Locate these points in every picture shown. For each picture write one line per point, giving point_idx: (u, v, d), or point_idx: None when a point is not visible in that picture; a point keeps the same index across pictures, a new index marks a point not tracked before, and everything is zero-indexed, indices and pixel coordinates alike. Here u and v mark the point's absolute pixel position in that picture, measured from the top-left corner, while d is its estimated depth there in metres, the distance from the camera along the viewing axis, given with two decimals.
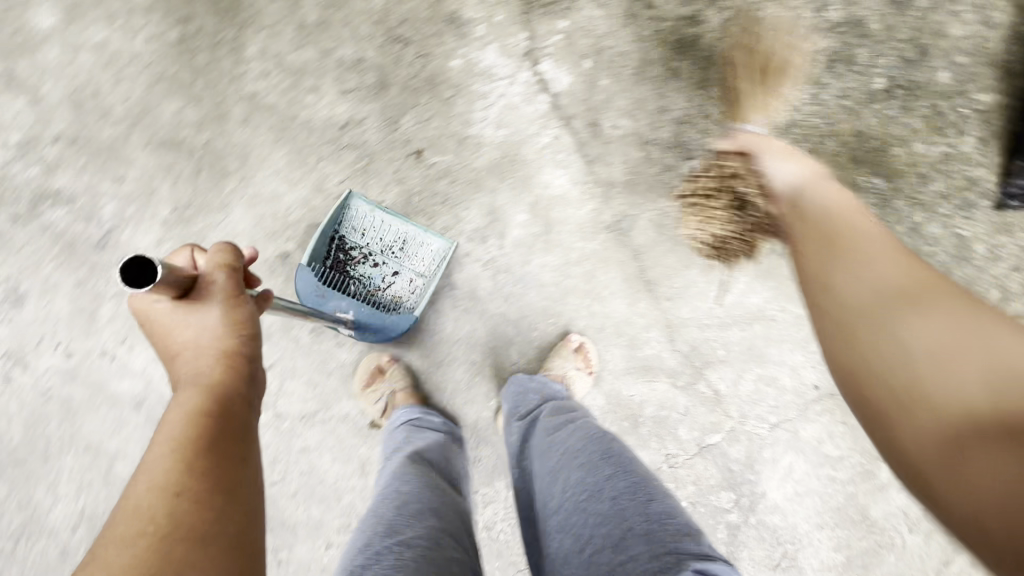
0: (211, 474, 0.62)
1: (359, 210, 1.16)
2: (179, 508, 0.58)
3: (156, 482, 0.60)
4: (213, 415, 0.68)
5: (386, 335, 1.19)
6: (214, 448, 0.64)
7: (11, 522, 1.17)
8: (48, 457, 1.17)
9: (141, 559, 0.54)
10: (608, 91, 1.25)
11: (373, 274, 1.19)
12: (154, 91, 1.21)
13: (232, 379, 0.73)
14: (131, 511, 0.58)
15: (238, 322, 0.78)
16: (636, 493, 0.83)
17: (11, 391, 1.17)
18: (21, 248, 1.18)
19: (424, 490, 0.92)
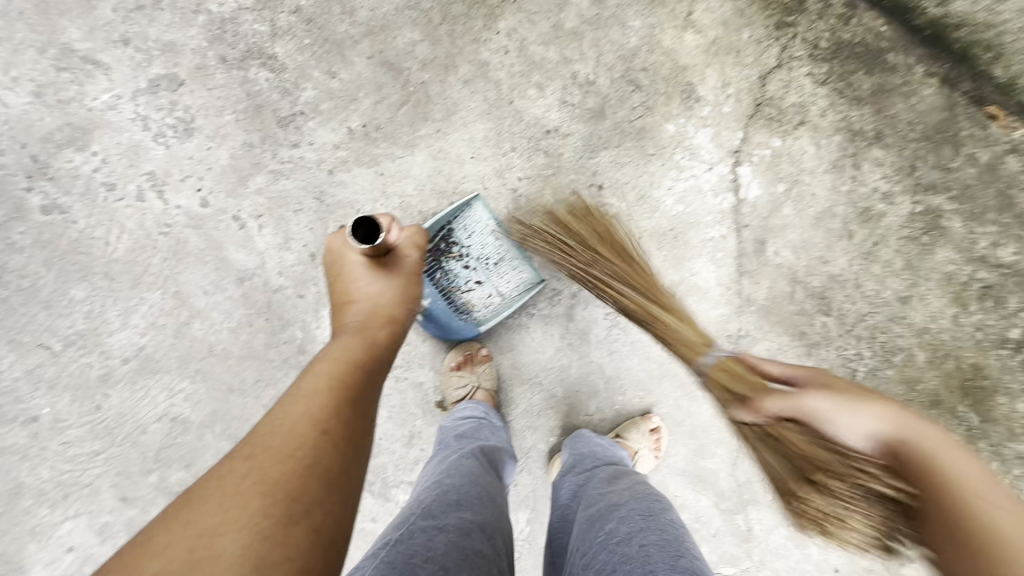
0: (353, 425, 0.61)
1: (478, 213, 1.15)
2: (321, 447, 0.56)
3: (310, 412, 0.59)
4: (369, 367, 0.67)
5: (443, 333, 1.21)
6: (363, 401, 0.63)
7: (69, 324, 1.16)
8: (137, 283, 1.17)
9: (282, 478, 0.53)
10: (784, 220, 1.31)
11: (461, 275, 1.19)
12: (401, 15, 1.24)
13: (387, 341, 0.73)
14: (284, 428, 0.57)
15: (408, 299, 0.80)
16: (665, 545, 0.71)
17: (137, 209, 1.17)
18: (213, 89, 1.20)
19: (476, 476, 0.87)
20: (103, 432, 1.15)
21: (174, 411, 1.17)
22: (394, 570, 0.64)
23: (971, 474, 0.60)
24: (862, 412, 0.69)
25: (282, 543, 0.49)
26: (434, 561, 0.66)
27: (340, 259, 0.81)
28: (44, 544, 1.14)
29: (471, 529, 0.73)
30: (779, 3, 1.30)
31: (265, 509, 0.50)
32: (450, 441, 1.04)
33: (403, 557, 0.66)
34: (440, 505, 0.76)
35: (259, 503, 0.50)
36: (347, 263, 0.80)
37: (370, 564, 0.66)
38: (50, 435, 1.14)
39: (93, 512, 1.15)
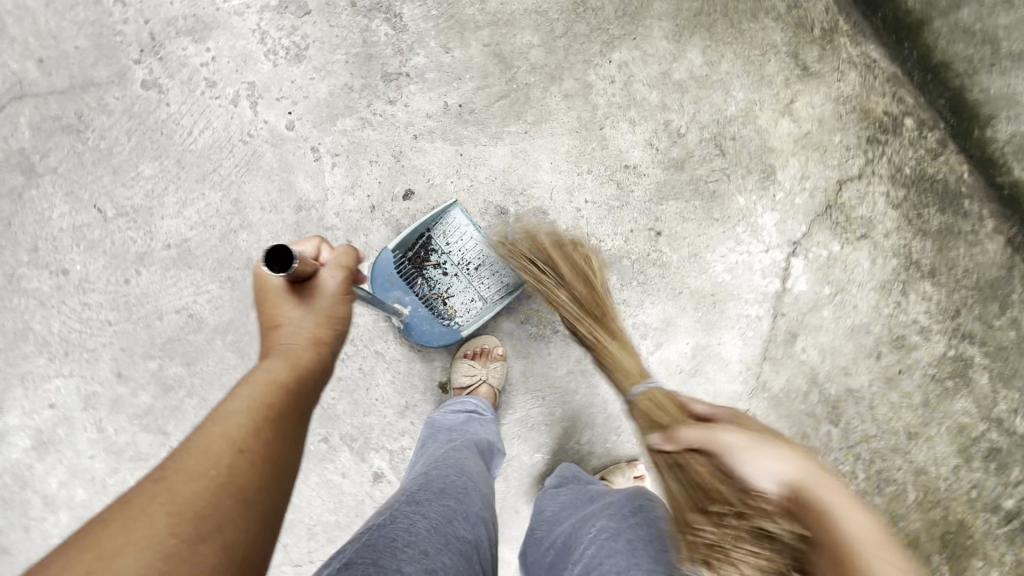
0: (274, 443, 0.59)
1: (455, 220, 1.19)
2: (237, 468, 0.55)
3: (228, 430, 0.57)
4: (293, 389, 0.64)
5: (425, 340, 1.20)
6: (283, 422, 0.61)
7: (126, 196, 1.19)
8: (203, 179, 1.20)
9: (196, 495, 0.52)
10: (821, 321, 1.32)
11: (442, 282, 1.22)
12: (528, 16, 1.28)
13: (314, 363, 0.69)
14: (199, 449, 0.55)
15: (334, 322, 0.73)
16: (652, 538, 0.74)
17: (227, 111, 1.21)
18: (333, 27, 1.24)
19: (462, 465, 0.87)
20: (122, 306, 1.17)
21: (194, 308, 1.19)
22: (374, 551, 0.63)
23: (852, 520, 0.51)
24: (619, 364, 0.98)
25: (188, 561, 0.48)
26: (414, 546, 0.65)
27: (264, 283, 0.73)
28: (29, 392, 1.15)
29: (457, 518, 0.73)
30: (877, 119, 1.34)
31: (171, 528, 0.49)
32: (447, 428, 1.03)
33: (383, 540, 0.65)
34: (425, 492, 0.76)
35: (167, 524, 0.49)
36: (270, 291, 0.72)
37: (350, 546, 0.65)
38: (73, 292, 1.16)
39: (86, 377, 1.16)
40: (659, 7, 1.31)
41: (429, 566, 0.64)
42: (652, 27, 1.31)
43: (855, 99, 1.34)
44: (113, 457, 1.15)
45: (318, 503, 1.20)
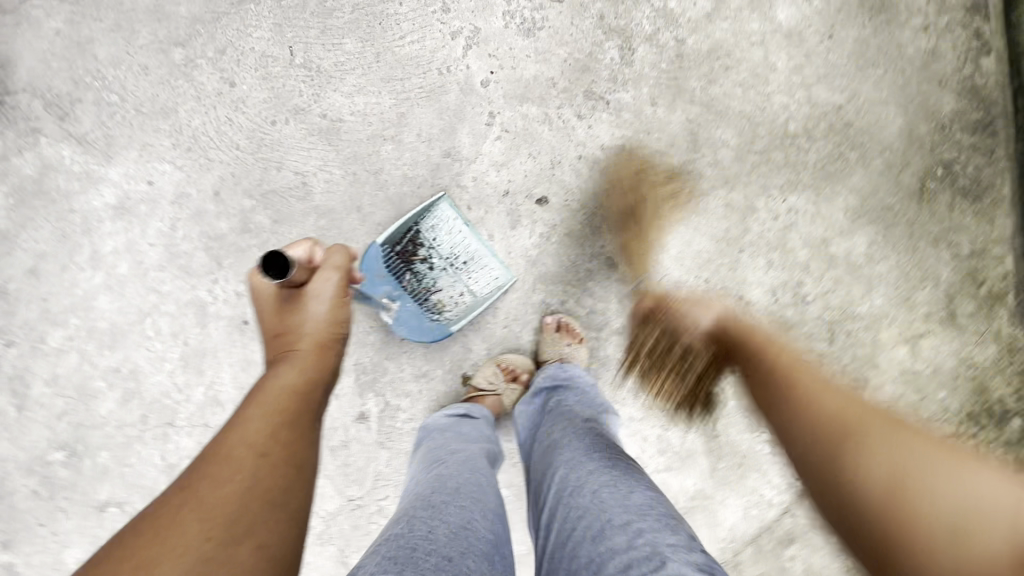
0: (292, 443, 0.63)
1: (442, 212, 1.16)
2: (261, 472, 0.59)
3: (247, 438, 0.61)
4: (305, 395, 0.68)
5: (416, 335, 1.19)
6: (298, 423, 0.65)
7: (318, 56, 1.24)
8: (387, 81, 1.24)
9: (222, 503, 0.55)
10: (822, 542, 1.26)
11: (429, 276, 1.18)
12: (738, 118, 1.28)
13: (319, 364, 0.73)
14: (221, 459, 0.59)
15: (330, 323, 0.77)
16: (618, 484, 0.78)
17: (441, 39, 1.25)
18: (572, 26, 1.27)
19: (472, 472, 0.85)
20: (255, 140, 1.22)
21: (310, 180, 1.22)
22: (397, 563, 0.61)
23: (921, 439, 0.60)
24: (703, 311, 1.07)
25: (225, 565, 0.51)
26: (437, 553, 0.64)
27: (262, 293, 0.79)
28: (140, 160, 1.21)
29: (470, 511, 0.74)
30: (987, 403, 1.28)
31: (202, 536, 0.52)
32: (447, 430, 1.02)
33: (405, 549, 0.63)
34: (441, 495, 0.76)
35: (198, 533, 0.52)
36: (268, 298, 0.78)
37: (370, 557, 0.64)
38: (226, 104, 1.22)
39: (190, 178, 1.21)
40: (856, 183, 1.28)
41: (455, 573, 0.63)
42: (839, 196, 1.28)
43: (977, 372, 1.28)
44: (167, 256, 1.20)
45: None
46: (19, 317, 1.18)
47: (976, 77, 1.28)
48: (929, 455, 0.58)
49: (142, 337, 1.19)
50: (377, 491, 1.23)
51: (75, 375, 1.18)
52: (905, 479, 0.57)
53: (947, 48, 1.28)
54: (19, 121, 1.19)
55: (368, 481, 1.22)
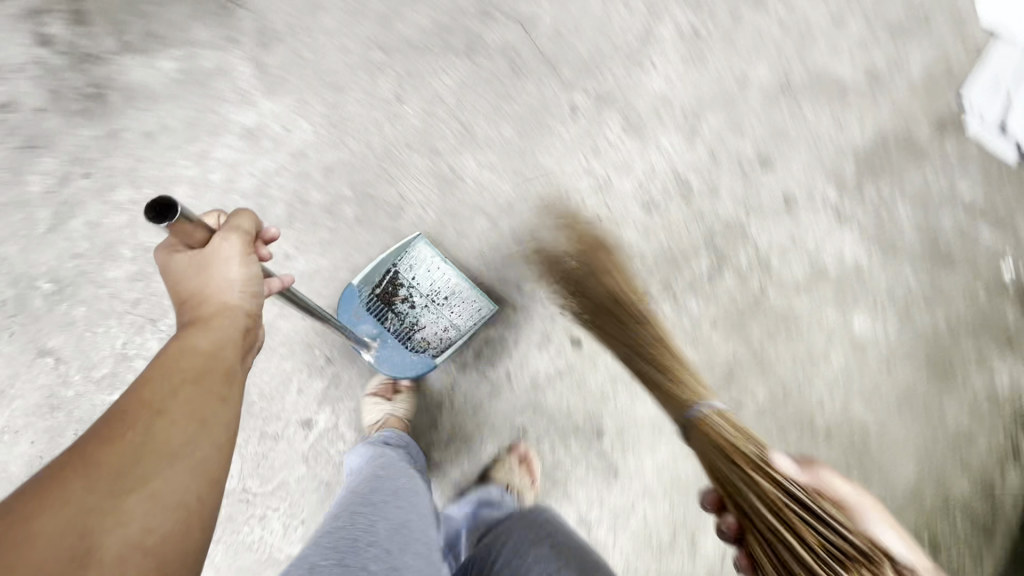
0: (196, 402, 0.71)
1: (421, 252, 1.14)
2: (160, 428, 0.67)
3: (147, 398, 0.69)
4: (216, 358, 0.77)
5: (399, 369, 1.21)
6: (203, 382, 0.74)
7: (477, 122, 1.37)
8: (516, 175, 1.36)
9: (111, 458, 0.63)
10: None
11: (410, 314, 1.19)
12: (776, 383, 1.34)
13: (231, 330, 0.81)
14: (120, 421, 0.66)
15: (240, 284, 0.83)
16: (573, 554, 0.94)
17: (577, 171, 1.38)
18: (684, 225, 1.38)
19: (405, 480, 1.00)
20: (387, 151, 1.34)
21: (407, 207, 1.32)
22: (336, 551, 0.79)
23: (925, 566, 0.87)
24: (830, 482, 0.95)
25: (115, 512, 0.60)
26: (377, 545, 0.81)
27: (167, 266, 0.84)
28: (291, 109, 1.33)
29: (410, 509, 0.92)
30: None
31: (89, 484, 0.60)
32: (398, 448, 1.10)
33: (346, 541, 0.81)
34: (381, 495, 0.92)
35: (86, 484, 0.60)
36: (172, 264, 0.82)
37: (313, 548, 0.81)
38: (384, 112, 1.35)
39: (318, 145, 1.32)
40: None
41: (391, 561, 0.80)
42: None
43: None
44: (259, 192, 1.29)
45: (265, 378, 1.20)
46: (108, 160, 1.26)
47: (995, 480, 1.31)
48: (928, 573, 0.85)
49: None
50: (269, 500, 1.17)
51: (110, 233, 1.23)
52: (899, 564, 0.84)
53: (983, 438, 1.32)
54: (225, 25, 1.34)
55: (271, 483, 1.18)
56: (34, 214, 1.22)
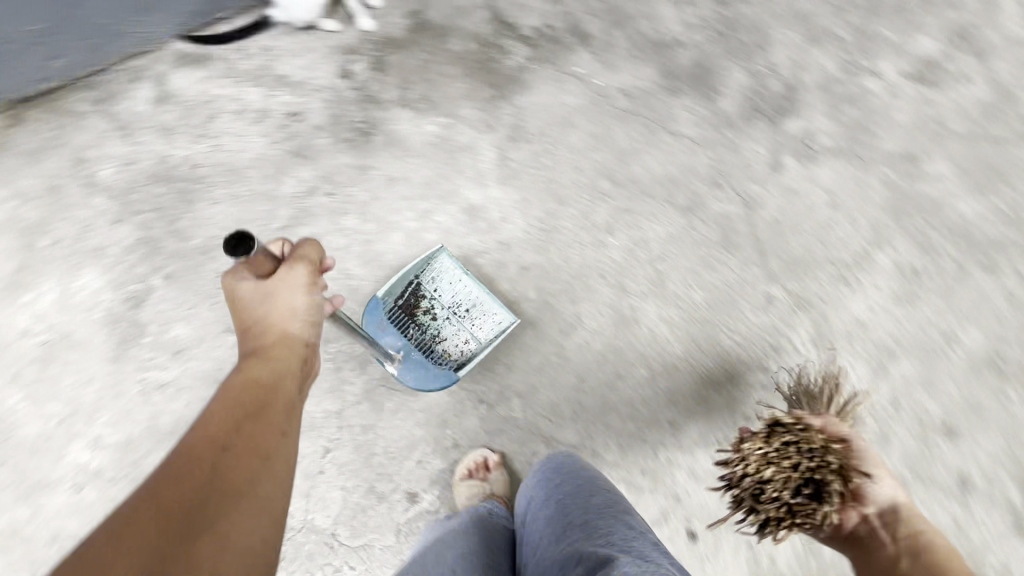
0: (257, 437, 0.75)
1: (442, 262, 1.28)
2: (227, 467, 0.70)
3: (212, 440, 0.73)
4: (274, 390, 0.82)
5: (422, 383, 1.24)
6: (262, 417, 0.78)
7: (672, 278, 1.40)
8: (689, 342, 1.36)
9: (183, 499, 0.65)
10: None
11: (432, 326, 1.28)
12: None
13: (291, 359, 0.87)
14: (184, 463, 0.69)
15: (303, 312, 0.90)
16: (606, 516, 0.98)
17: (752, 363, 1.36)
18: None
19: (472, 517, 1.15)
20: (582, 272, 1.39)
21: (580, 330, 1.35)
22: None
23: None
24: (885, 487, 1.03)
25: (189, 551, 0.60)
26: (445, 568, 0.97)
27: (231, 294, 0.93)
28: (514, 203, 1.43)
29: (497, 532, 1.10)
30: None
31: (168, 523, 0.63)
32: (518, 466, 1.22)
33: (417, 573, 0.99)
34: (446, 533, 1.09)
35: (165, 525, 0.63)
36: (236, 294, 0.88)
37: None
38: (593, 236, 1.42)
39: (524, 244, 1.41)
40: None
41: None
42: None
43: None
44: (457, 263, 1.39)
45: (395, 437, 1.25)
46: (351, 190, 1.41)
47: None
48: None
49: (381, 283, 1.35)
50: (354, 551, 1.21)
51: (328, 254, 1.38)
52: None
53: None
54: (490, 114, 1.49)
55: (358, 539, 1.22)
56: (276, 212, 1.38)
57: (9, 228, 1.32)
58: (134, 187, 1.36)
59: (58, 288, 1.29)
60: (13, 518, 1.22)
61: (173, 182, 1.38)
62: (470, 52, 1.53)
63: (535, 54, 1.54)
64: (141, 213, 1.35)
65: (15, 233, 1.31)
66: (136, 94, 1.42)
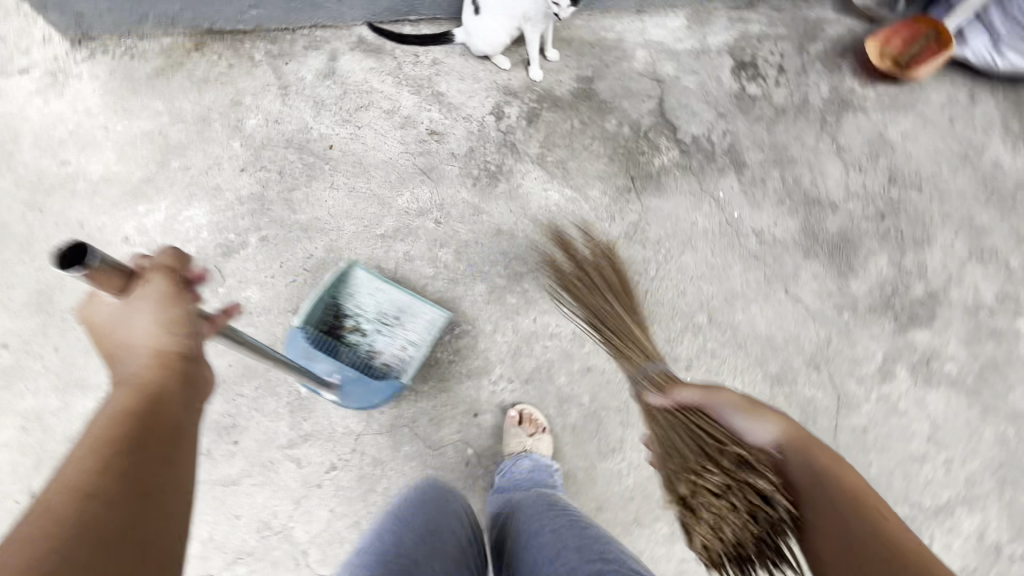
0: (136, 460, 0.57)
1: (358, 277, 1.27)
2: (127, 483, 0.54)
3: (84, 469, 0.53)
4: (152, 405, 0.64)
5: (368, 399, 1.20)
6: (155, 431, 0.61)
7: None
8: None
9: (74, 524, 0.48)
10: None
11: (364, 343, 1.28)
12: None
13: (165, 376, 0.68)
14: (41, 500, 0.50)
15: (170, 322, 0.72)
16: (581, 523, 0.83)
17: None
18: None
19: (445, 515, 0.93)
20: None
21: (618, 456, 1.29)
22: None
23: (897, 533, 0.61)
24: (752, 425, 0.82)
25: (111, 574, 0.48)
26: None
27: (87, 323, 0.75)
28: None
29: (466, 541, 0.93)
30: None
31: (63, 554, 0.46)
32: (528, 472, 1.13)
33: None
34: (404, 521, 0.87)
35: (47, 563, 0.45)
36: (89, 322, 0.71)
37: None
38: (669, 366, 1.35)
39: (599, 344, 1.34)
40: None
41: None
42: None
43: None
44: (528, 336, 1.34)
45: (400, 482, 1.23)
46: (458, 225, 1.41)
47: None
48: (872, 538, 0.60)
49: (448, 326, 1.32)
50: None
51: (413, 277, 1.37)
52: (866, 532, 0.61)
53: None
54: (617, 202, 1.46)
55: (326, 568, 1.18)
56: (382, 218, 1.40)
57: (152, 139, 1.40)
58: (268, 145, 1.41)
59: (167, 212, 1.35)
60: (41, 406, 1.19)
61: (305, 153, 1.42)
62: (621, 136, 1.51)
63: (683, 160, 1.50)
64: (264, 171, 1.39)
65: (153, 148, 1.39)
66: (306, 62, 1.48)
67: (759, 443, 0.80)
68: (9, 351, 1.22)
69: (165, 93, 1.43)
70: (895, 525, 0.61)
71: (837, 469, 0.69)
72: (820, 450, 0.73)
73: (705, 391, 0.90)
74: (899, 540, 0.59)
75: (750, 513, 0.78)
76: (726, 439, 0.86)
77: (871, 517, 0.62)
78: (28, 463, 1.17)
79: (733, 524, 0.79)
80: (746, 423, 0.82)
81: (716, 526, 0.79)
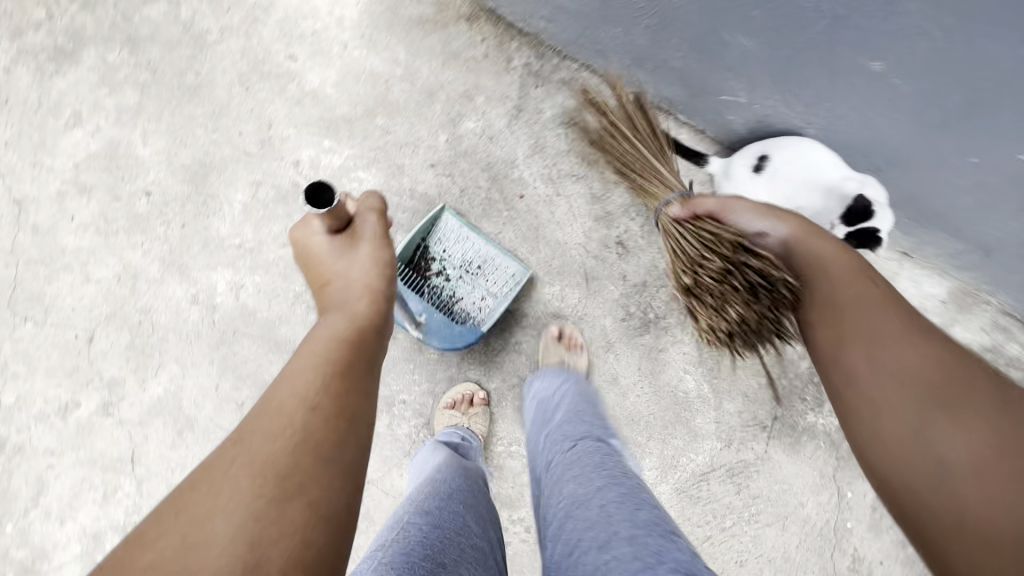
0: (339, 402, 0.58)
1: (447, 224, 1.22)
2: (315, 427, 0.54)
3: (294, 396, 0.56)
4: (357, 341, 0.65)
5: (447, 342, 1.20)
6: (356, 373, 0.62)
7: None
8: None
9: (266, 456, 0.51)
10: None
11: (444, 288, 1.23)
12: None
13: (368, 312, 0.69)
14: (264, 418, 0.55)
15: (374, 262, 0.75)
16: (610, 463, 0.83)
17: None
18: None
19: (465, 486, 0.87)
20: None
21: None
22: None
23: (918, 378, 0.56)
24: (762, 220, 0.82)
25: (285, 518, 0.48)
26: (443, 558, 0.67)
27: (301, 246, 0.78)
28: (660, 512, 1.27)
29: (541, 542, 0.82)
30: None
31: (255, 491, 0.49)
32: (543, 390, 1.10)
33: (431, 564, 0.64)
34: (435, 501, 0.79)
35: (245, 486, 0.49)
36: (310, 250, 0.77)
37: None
38: None
39: None
40: None
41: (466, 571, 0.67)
42: None
43: None
44: None
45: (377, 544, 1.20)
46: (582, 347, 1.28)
47: None
48: (906, 409, 0.56)
49: (508, 440, 1.26)
50: None
51: (509, 369, 1.27)
52: (915, 422, 0.55)
53: None
54: (743, 431, 1.29)
55: None
56: (521, 293, 1.30)
57: (375, 81, 1.31)
58: (469, 156, 1.32)
59: (344, 161, 1.28)
60: (144, 267, 1.20)
61: (496, 185, 1.32)
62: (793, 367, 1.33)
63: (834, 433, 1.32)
64: (450, 179, 1.31)
65: (370, 91, 1.31)
66: (555, 95, 1.34)
67: (767, 240, 0.82)
68: (148, 201, 1.23)
69: (413, 43, 1.33)
70: (982, 383, 0.55)
71: (875, 309, 0.63)
72: (843, 261, 0.71)
73: (724, 199, 0.87)
74: (912, 364, 0.57)
75: (750, 291, 0.88)
76: (729, 237, 0.88)
77: (898, 383, 0.57)
78: (103, 311, 1.18)
79: (743, 309, 0.90)
80: (754, 220, 0.83)
81: (721, 307, 0.93)
